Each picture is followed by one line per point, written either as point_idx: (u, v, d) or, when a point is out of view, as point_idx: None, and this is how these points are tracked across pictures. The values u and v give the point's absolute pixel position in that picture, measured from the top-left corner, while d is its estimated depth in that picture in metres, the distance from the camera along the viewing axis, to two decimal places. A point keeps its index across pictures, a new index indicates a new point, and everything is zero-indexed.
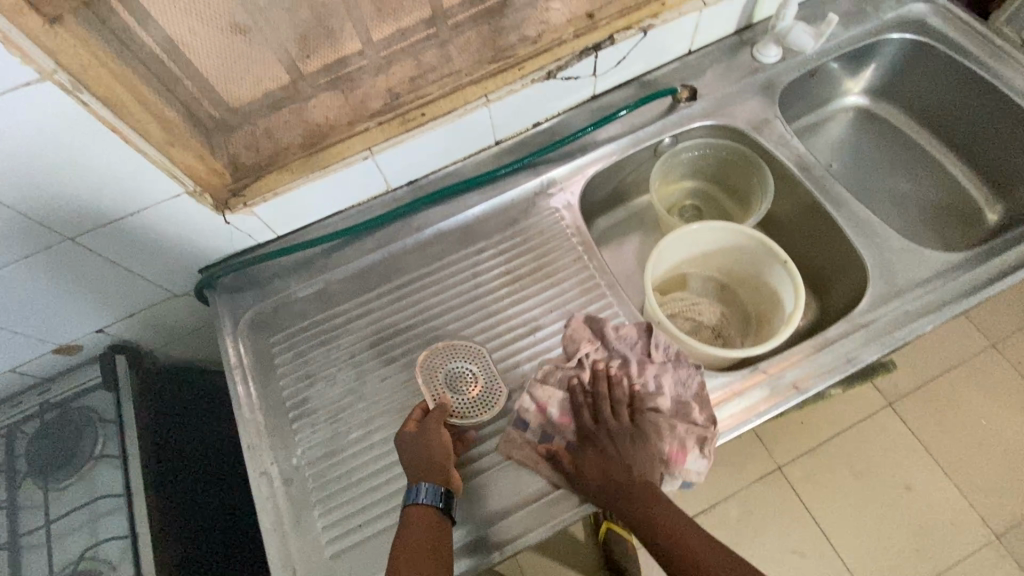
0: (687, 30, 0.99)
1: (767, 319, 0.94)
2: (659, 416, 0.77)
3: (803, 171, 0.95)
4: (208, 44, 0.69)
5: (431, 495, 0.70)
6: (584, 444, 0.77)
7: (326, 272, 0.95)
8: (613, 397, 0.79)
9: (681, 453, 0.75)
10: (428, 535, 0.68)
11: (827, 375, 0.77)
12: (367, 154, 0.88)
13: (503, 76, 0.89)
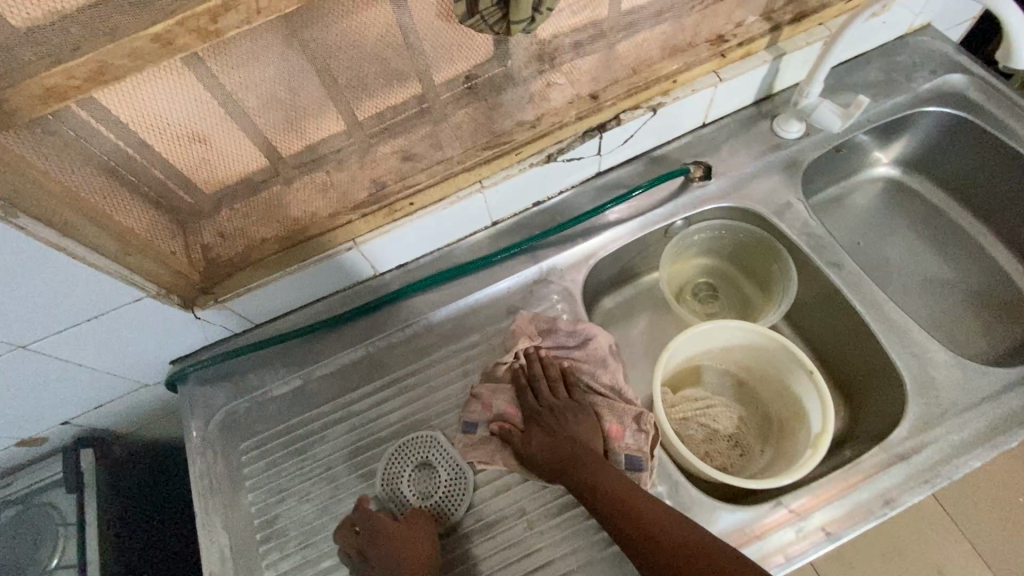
0: (701, 105, 0.92)
1: (788, 428, 0.84)
2: (595, 395, 0.81)
3: (834, 264, 0.85)
4: (173, 146, 0.60)
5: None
6: (529, 426, 0.79)
7: (304, 367, 0.87)
8: (548, 378, 0.82)
9: (622, 429, 0.78)
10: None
11: (860, 520, 0.68)
12: (352, 244, 0.82)
13: (499, 162, 0.82)
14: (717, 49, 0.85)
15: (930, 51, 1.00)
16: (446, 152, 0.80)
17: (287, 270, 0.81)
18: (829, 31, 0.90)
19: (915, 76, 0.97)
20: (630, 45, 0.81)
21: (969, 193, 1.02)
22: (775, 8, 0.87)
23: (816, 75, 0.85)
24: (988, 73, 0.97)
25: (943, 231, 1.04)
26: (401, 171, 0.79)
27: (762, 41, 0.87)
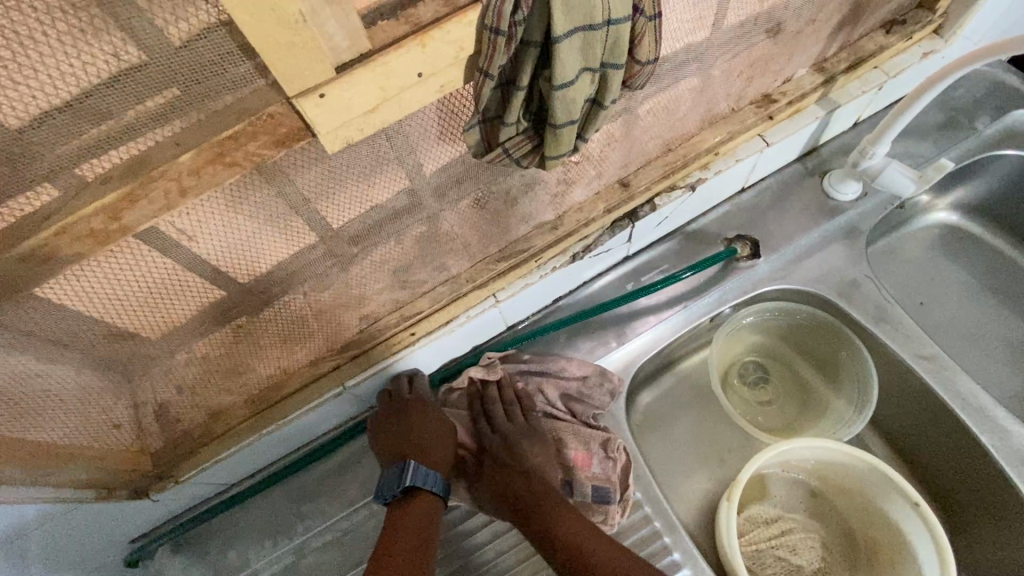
0: (743, 173, 0.77)
1: (884, 556, 0.71)
2: (557, 420, 0.74)
3: (930, 362, 0.71)
4: (152, 315, 0.48)
5: (437, 486, 0.64)
6: (482, 459, 0.71)
7: (295, 539, 0.70)
8: (503, 400, 0.73)
9: (586, 457, 0.71)
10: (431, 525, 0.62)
11: None
12: (341, 390, 0.65)
13: (516, 272, 0.67)
14: (764, 111, 0.71)
15: (991, 84, 0.87)
16: (451, 268, 0.64)
17: (263, 433, 0.64)
18: (886, 76, 0.76)
19: (978, 115, 0.85)
20: (669, 121, 0.66)
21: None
22: (827, 56, 0.72)
23: (884, 135, 0.71)
24: None
25: (1016, 285, 0.91)
26: (398, 299, 0.63)
27: (813, 96, 0.73)
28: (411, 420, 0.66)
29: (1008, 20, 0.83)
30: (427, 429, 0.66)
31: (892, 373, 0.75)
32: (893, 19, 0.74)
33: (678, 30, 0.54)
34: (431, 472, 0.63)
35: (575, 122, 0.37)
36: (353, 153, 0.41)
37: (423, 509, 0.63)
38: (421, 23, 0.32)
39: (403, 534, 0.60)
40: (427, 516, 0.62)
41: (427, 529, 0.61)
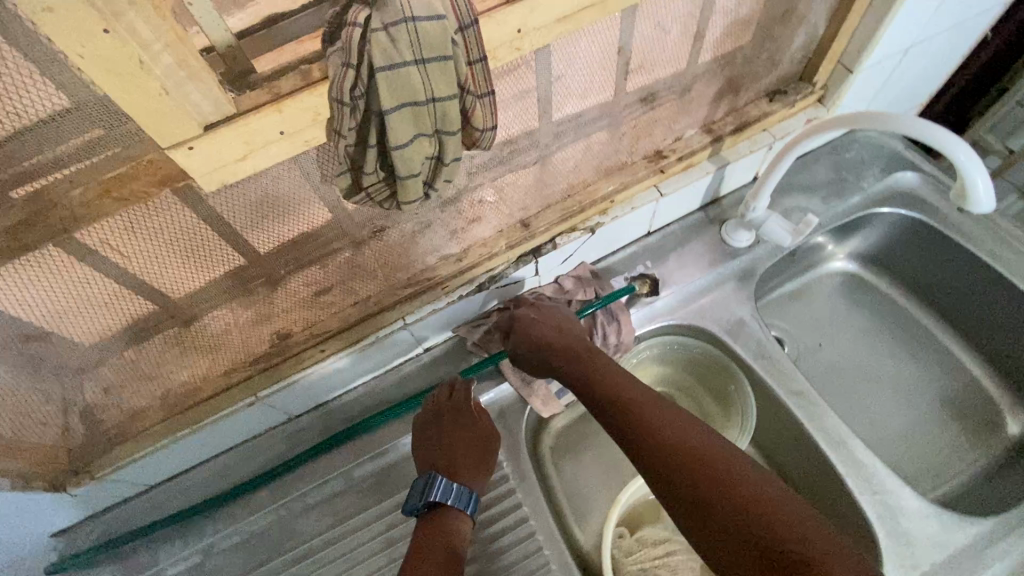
0: (643, 218, 0.86)
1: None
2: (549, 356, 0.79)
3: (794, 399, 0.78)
4: (99, 321, 0.53)
5: (464, 501, 0.66)
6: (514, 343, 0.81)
7: (206, 538, 0.75)
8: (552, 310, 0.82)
9: None
10: (458, 535, 0.63)
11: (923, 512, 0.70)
12: (253, 399, 0.72)
13: (422, 298, 0.74)
14: (655, 166, 0.80)
15: (878, 149, 0.96)
16: (360, 293, 0.70)
17: (177, 437, 0.70)
18: (773, 138, 0.86)
19: (864, 175, 0.94)
20: (565, 171, 0.74)
21: (931, 293, 0.97)
22: (715, 120, 0.82)
23: (762, 190, 0.79)
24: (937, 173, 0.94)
25: (908, 334, 0.98)
26: (308, 319, 0.69)
27: (702, 153, 0.82)
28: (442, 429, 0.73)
29: (888, 95, 0.93)
30: (467, 444, 0.72)
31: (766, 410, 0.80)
32: (776, 90, 0.84)
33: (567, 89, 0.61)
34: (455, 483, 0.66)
35: (418, 178, 0.45)
36: (232, 194, 0.47)
37: (452, 524, 0.64)
38: (280, 94, 0.40)
39: (432, 543, 0.61)
40: (455, 528, 0.64)
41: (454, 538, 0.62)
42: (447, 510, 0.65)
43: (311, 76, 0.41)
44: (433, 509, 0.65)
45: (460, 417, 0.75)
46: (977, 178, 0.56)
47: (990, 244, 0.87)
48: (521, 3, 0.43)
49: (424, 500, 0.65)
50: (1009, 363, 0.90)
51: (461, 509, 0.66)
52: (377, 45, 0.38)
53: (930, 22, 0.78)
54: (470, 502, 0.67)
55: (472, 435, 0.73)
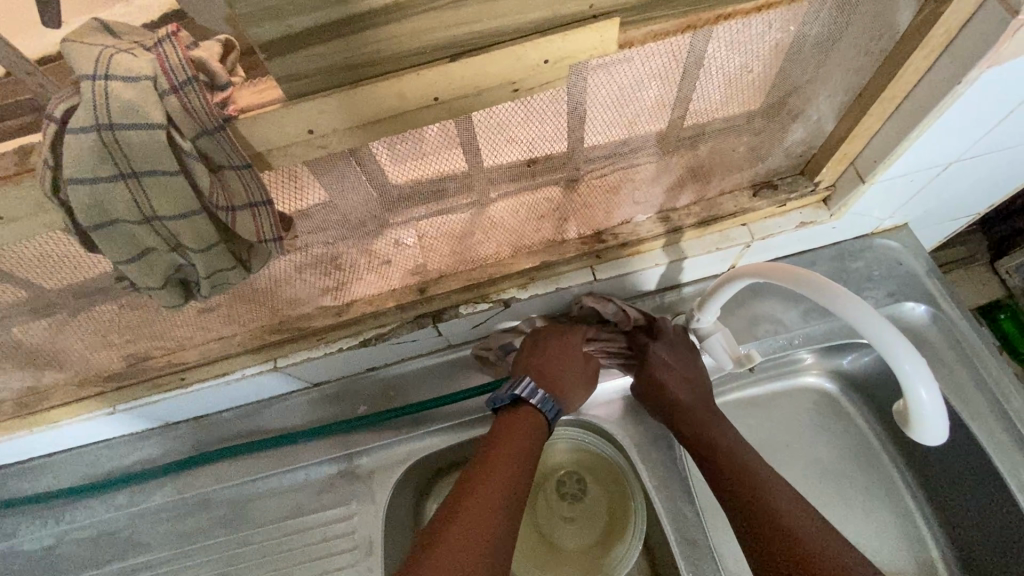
0: (576, 297, 0.75)
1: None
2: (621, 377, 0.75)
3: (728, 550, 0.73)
4: None
5: (551, 413, 0.66)
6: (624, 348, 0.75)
7: (62, 524, 0.76)
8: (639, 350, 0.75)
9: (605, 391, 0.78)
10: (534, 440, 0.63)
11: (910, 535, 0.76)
12: (111, 410, 0.70)
13: (297, 344, 0.68)
14: (591, 247, 0.69)
15: (895, 263, 0.79)
16: (226, 330, 0.66)
17: (33, 430, 0.69)
18: (750, 236, 0.71)
19: (866, 294, 0.77)
20: (474, 239, 0.65)
21: (912, 446, 0.81)
22: (675, 206, 0.68)
23: (709, 303, 0.64)
24: (958, 313, 0.76)
25: (876, 483, 0.83)
26: (166, 347, 0.66)
27: (653, 242, 0.69)
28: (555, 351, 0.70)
29: (920, 205, 0.75)
30: (573, 371, 0.69)
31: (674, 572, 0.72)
32: (765, 181, 0.68)
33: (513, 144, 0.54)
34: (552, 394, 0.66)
35: (162, 287, 0.37)
36: (56, 241, 0.42)
37: (531, 427, 0.64)
38: None
39: (509, 441, 0.61)
40: (531, 433, 0.63)
41: (532, 433, 0.64)
42: (533, 413, 0.65)
43: (26, 163, 0.34)
44: (517, 407, 0.66)
45: (569, 349, 0.71)
46: (922, 393, 0.45)
47: (990, 417, 0.71)
48: (302, 105, 0.33)
49: (514, 394, 0.65)
50: (980, 558, 0.74)
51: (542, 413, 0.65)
52: (65, 154, 0.30)
53: (979, 140, 0.60)
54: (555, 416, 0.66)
55: (574, 363, 0.70)
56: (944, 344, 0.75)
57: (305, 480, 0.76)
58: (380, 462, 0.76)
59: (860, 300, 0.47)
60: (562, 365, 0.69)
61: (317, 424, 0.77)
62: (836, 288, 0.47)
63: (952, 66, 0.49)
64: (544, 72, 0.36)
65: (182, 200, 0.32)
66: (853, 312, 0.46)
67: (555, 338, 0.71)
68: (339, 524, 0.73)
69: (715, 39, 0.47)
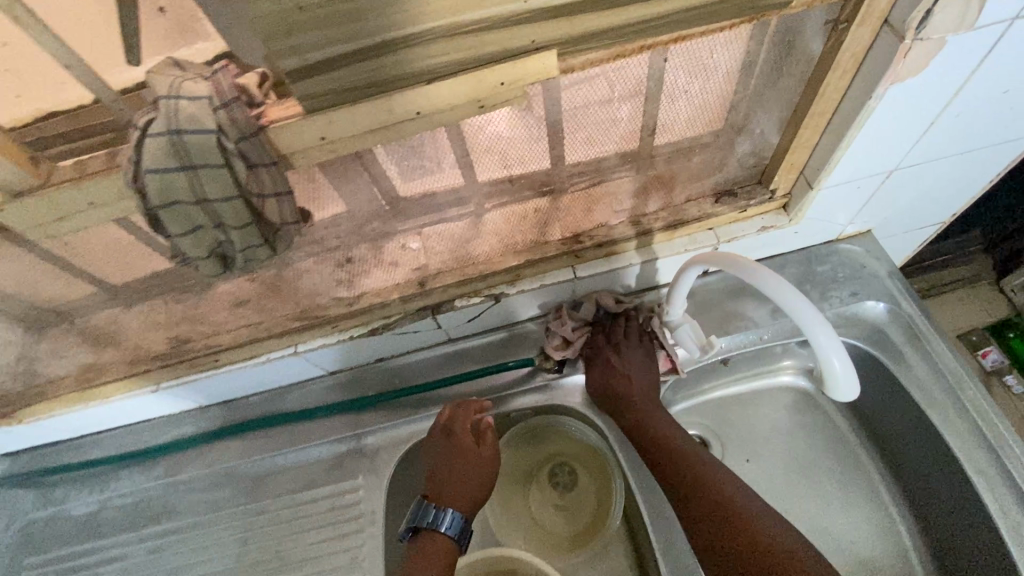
0: (561, 294, 0.83)
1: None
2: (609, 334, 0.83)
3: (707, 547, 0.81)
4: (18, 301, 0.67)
5: (453, 526, 0.72)
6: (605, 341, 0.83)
7: (108, 490, 0.87)
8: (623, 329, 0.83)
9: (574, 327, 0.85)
10: (445, 557, 0.70)
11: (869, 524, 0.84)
12: (154, 387, 0.81)
13: (313, 331, 0.79)
14: (571, 248, 0.78)
15: (858, 265, 0.85)
16: (255, 317, 0.77)
17: (86, 404, 0.81)
18: (717, 239, 0.79)
19: (831, 293, 0.83)
20: (466, 239, 0.75)
21: (897, 458, 0.84)
22: (645, 211, 0.77)
23: (674, 296, 0.72)
24: (916, 310, 0.81)
25: (850, 475, 0.87)
26: (204, 330, 0.77)
27: (627, 243, 0.78)
28: (449, 453, 0.76)
29: (877, 211, 0.81)
30: (469, 470, 0.76)
31: (657, 574, 0.79)
32: (726, 189, 0.77)
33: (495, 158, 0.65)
34: (448, 510, 0.72)
35: (207, 258, 0.48)
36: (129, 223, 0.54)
37: (438, 546, 0.71)
38: (86, 175, 0.45)
39: (421, 561, 0.69)
40: (443, 554, 0.71)
41: (442, 558, 0.70)
42: (435, 534, 0.72)
43: (114, 162, 0.45)
44: (421, 533, 0.72)
45: (455, 440, 0.77)
46: (834, 361, 0.54)
47: (970, 439, 0.74)
48: (316, 116, 0.44)
49: (413, 523, 0.72)
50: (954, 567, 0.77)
51: (449, 533, 0.72)
52: (146, 152, 0.41)
53: (911, 149, 0.68)
54: (460, 529, 0.72)
55: (472, 458, 0.76)
56: (917, 357, 0.79)
57: (318, 456, 0.85)
58: (384, 442, 0.84)
59: (777, 277, 0.55)
60: (455, 465, 0.76)
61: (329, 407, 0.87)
62: (757, 266, 0.56)
63: (865, 84, 0.58)
64: (503, 91, 0.47)
65: (225, 187, 0.43)
66: (770, 284, 0.55)
67: (442, 435, 0.78)
68: (346, 496, 0.81)
69: (661, 68, 0.57)
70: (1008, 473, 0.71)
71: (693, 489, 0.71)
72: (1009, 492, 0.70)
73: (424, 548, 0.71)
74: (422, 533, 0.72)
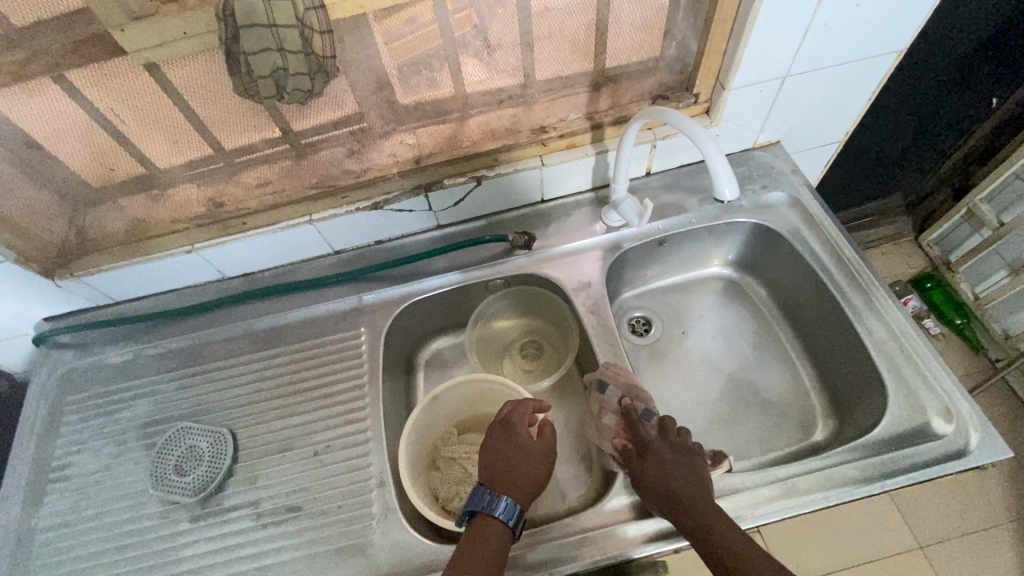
0: (531, 183, 1.02)
1: (556, 494, 0.95)
2: (644, 428, 0.82)
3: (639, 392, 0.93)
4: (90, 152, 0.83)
5: (507, 512, 0.76)
6: (640, 451, 0.80)
7: (141, 343, 1.01)
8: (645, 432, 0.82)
9: (606, 410, 0.89)
10: (498, 541, 0.73)
11: (774, 371, 1.03)
12: (189, 248, 0.97)
13: (326, 201, 0.96)
14: (538, 138, 0.97)
15: (767, 167, 1.06)
16: (280, 185, 0.94)
17: (129, 260, 0.96)
18: (655, 136, 0.99)
19: (746, 187, 1.04)
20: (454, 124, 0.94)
21: (799, 319, 1.04)
22: (596, 111, 0.98)
23: (618, 169, 0.92)
24: (809, 197, 1.02)
25: (763, 339, 1.07)
26: (236, 195, 0.94)
27: (582, 136, 0.98)
28: (508, 445, 0.84)
29: (781, 122, 1.03)
30: (527, 460, 0.83)
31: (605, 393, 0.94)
32: (659, 96, 0.98)
33: (476, 46, 0.84)
34: (502, 497, 0.76)
35: (266, 77, 0.65)
36: (200, 63, 0.72)
37: (491, 529, 0.74)
38: (184, 8, 0.63)
39: (470, 547, 0.72)
40: (496, 537, 0.74)
41: (496, 540, 0.73)
42: (489, 517, 0.75)
43: (205, 0, 0.63)
44: (476, 517, 0.76)
45: (513, 430, 0.86)
46: (725, 192, 0.76)
47: (865, 309, 0.90)
48: None
49: (471, 507, 0.77)
50: (845, 416, 0.94)
51: (502, 518, 0.75)
52: None
53: (794, 57, 0.89)
54: (513, 513, 0.76)
55: (529, 451, 0.83)
56: (838, 272, 0.95)
57: (327, 313, 1.01)
58: (382, 302, 1.02)
59: (679, 116, 0.78)
60: (513, 455, 0.83)
61: (336, 276, 1.04)
62: (664, 110, 0.79)
63: None
64: None
65: (288, 13, 0.61)
66: (669, 117, 0.78)
67: (499, 426, 0.87)
68: (351, 341, 0.98)
69: None
70: (895, 336, 0.87)
71: (686, 518, 0.71)
72: (898, 354, 0.86)
73: (472, 541, 0.73)
74: (479, 515, 0.76)
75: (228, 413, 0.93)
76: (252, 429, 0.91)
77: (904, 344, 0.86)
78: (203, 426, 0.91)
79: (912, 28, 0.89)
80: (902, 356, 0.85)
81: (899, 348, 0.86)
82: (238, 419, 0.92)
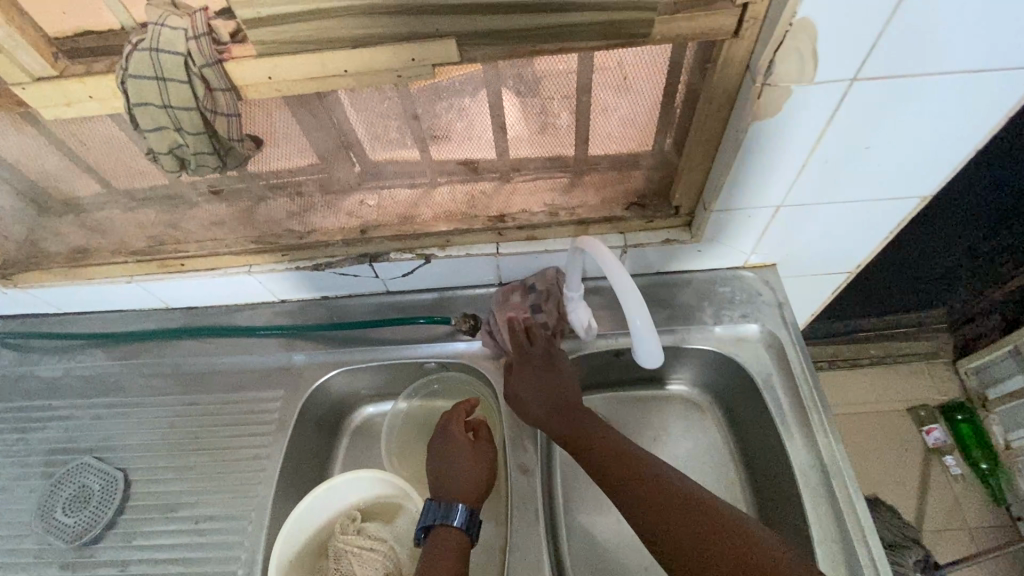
0: (486, 267, 0.95)
1: None
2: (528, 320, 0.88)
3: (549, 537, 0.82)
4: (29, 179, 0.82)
5: (462, 518, 0.78)
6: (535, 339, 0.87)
7: (72, 361, 1.00)
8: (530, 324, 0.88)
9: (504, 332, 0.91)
10: (457, 545, 0.76)
11: None
12: (127, 278, 0.95)
13: (266, 255, 0.92)
14: (495, 225, 0.90)
15: (754, 294, 0.94)
16: (221, 234, 0.91)
17: (69, 281, 0.95)
18: (624, 242, 0.90)
19: (722, 311, 0.93)
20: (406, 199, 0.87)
21: (756, 472, 0.91)
22: (563, 206, 0.89)
23: (570, 278, 0.83)
24: (791, 340, 0.90)
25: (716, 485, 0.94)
26: (176, 236, 0.91)
27: (544, 230, 0.90)
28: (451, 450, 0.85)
29: (777, 247, 0.90)
30: (470, 459, 0.84)
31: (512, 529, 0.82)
32: (635, 200, 0.89)
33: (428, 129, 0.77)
34: (457, 505, 0.78)
35: (166, 154, 0.61)
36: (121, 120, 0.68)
37: (451, 538, 0.76)
38: (91, 72, 0.59)
39: (434, 558, 0.74)
40: (456, 545, 0.76)
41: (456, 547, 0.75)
42: (446, 529, 0.77)
43: (112, 68, 0.59)
44: (431, 532, 0.78)
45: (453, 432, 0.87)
46: (637, 320, 0.71)
47: (817, 483, 0.80)
48: (264, 58, 0.57)
49: (426, 522, 0.78)
50: None
51: (458, 525, 0.77)
52: (134, 60, 0.55)
53: (790, 190, 0.77)
54: (467, 520, 0.78)
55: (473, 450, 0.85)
56: (799, 433, 0.84)
57: (252, 366, 0.97)
58: (309, 365, 0.96)
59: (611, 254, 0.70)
60: (457, 460, 0.84)
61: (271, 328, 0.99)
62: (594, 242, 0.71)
63: (734, 117, 0.68)
64: (415, 66, 0.59)
65: (187, 99, 0.57)
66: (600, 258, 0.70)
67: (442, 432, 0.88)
68: (267, 403, 0.93)
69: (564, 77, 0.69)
70: (844, 535, 0.76)
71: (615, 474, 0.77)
72: (840, 544, 0.76)
73: (437, 547, 0.75)
74: (436, 526, 0.78)
75: (128, 456, 0.90)
76: (147, 478, 0.88)
77: (852, 536, 0.75)
78: (101, 466, 0.89)
79: (938, 177, 0.75)
80: (843, 546, 0.75)
81: (845, 551, 0.75)
82: (136, 464, 0.90)
